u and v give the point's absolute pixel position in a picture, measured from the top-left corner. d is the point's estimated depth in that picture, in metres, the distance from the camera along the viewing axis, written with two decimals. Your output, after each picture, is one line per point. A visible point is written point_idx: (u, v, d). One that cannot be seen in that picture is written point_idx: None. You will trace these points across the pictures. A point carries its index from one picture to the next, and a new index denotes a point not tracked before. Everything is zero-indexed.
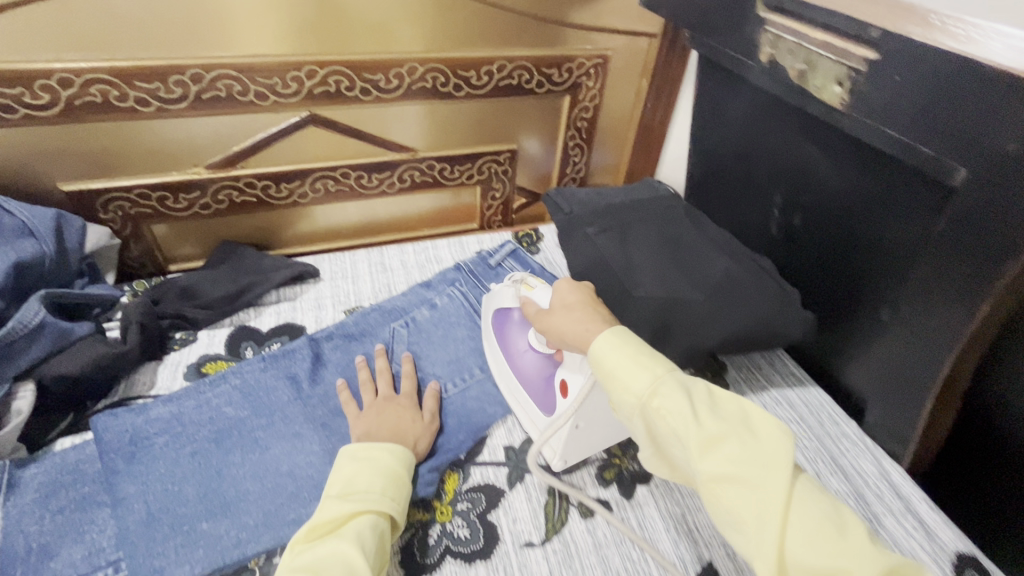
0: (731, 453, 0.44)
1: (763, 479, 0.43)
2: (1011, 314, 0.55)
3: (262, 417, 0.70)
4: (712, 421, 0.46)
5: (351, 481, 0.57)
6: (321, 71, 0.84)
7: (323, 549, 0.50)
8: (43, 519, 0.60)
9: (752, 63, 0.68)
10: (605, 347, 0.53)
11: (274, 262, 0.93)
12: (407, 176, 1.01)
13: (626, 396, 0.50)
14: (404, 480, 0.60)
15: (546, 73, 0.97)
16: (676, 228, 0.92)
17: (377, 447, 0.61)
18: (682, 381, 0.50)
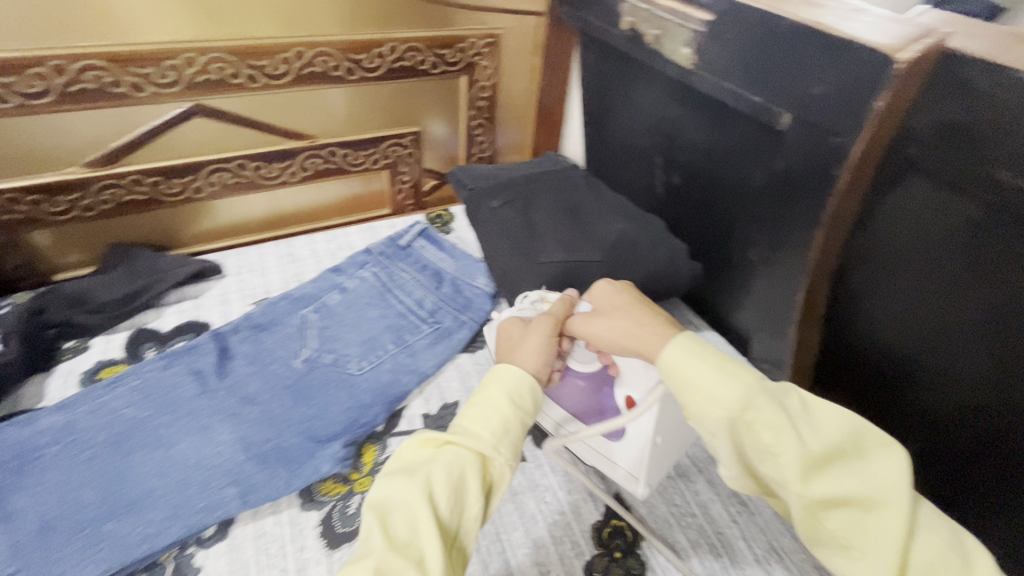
0: (844, 474, 0.45)
1: (885, 502, 0.43)
2: (892, 253, 0.60)
3: (166, 414, 0.69)
4: (815, 442, 0.45)
5: (462, 416, 0.53)
6: (201, 59, 0.82)
7: (396, 484, 0.48)
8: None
9: (618, 32, 0.74)
10: (679, 354, 0.50)
11: (172, 260, 0.90)
12: (308, 164, 1.00)
13: (710, 413, 0.47)
14: (514, 422, 0.53)
15: (439, 53, 0.99)
16: (575, 196, 0.97)
17: (496, 379, 0.55)
18: (776, 396, 0.47)
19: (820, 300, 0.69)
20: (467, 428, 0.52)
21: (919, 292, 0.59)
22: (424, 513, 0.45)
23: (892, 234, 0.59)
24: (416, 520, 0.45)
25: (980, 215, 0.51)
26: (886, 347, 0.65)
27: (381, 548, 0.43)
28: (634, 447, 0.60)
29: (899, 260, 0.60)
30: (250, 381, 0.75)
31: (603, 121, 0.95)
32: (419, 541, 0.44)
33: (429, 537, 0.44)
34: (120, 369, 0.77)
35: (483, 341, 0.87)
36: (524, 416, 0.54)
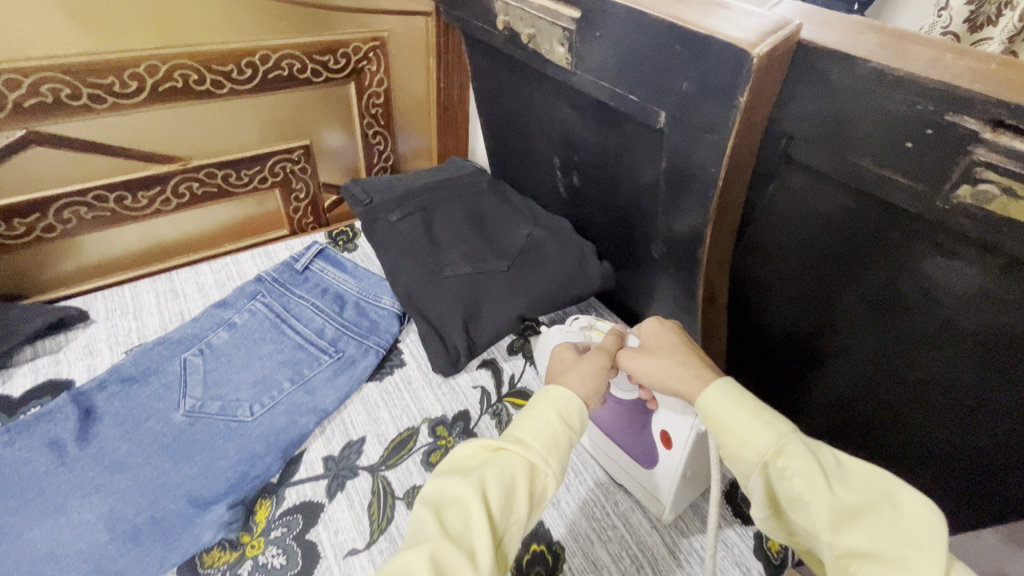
0: (873, 530, 0.42)
1: (910, 562, 0.40)
2: (783, 245, 0.60)
3: (12, 499, 0.61)
4: (845, 490, 0.44)
5: (515, 423, 0.53)
6: (26, 80, 0.71)
7: (449, 486, 0.48)
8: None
9: (496, 32, 0.70)
10: (718, 398, 0.50)
11: (23, 310, 0.78)
12: (183, 189, 0.91)
13: (743, 452, 0.47)
14: (566, 437, 0.51)
15: (320, 60, 0.92)
16: (480, 203, 0.94)
17: (548, 392, 0.55)
18: (809, 443, 0.47)
19: (721, 290, 0.69)
20: (523, 434, 0.51)
21: (806, 272, 0.59)
22: (476, 512, 0.45)
23: (783, 216, 0.58)
24: (470, 518, 0.45)
25: (855, 206, 0.51)
26: (786, 324, 0.65)
27: (434, 546, 0.43)
28: (664, 478, 0.61)
29: (790, 242, 0.59)
30: (118, 445, 0.67)
31: (501, 123, 0.91)
32: (472, 536, 0.44)
33: (481, 535, 0.44)
34: None
35: (393, 366, 0.81)
36: (577, 430, 0.53)
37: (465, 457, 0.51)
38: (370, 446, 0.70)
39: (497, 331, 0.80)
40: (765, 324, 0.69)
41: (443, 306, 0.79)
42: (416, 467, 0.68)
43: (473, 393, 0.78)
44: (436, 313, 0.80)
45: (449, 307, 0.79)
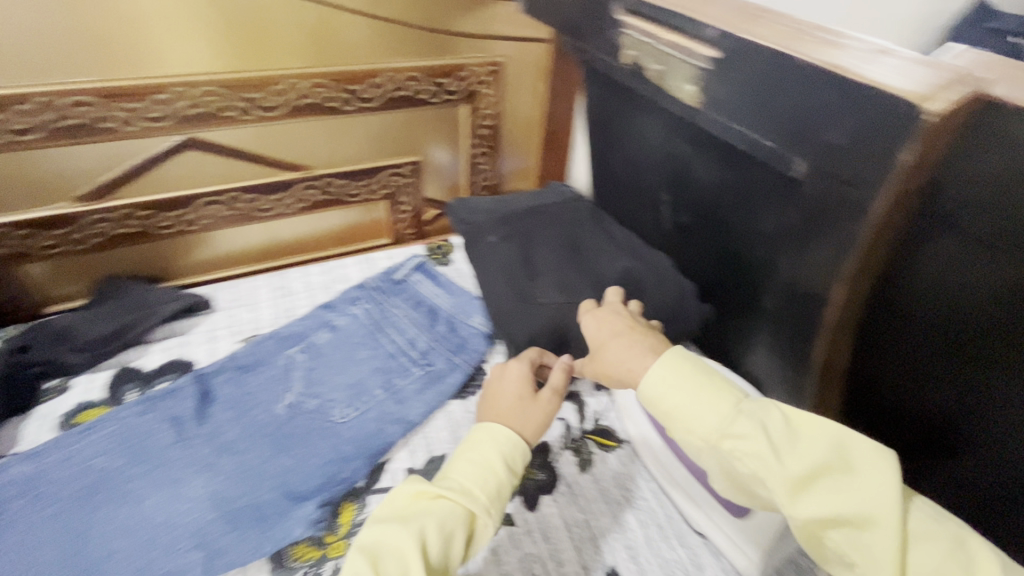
0: (830, 494, 0.42)
1: (873, 520, 0.41)
2: (926, 309, 0.54)
3: (139, 465, 0.67)
4: (794, 457, 0.44)
5: (454, 467, 0.54)
6: (191, 92, 0.80)
7: (388, 533, 0.47)
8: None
9: (619, 65, 0.69)
10: (658, 385, 0.51)
11: (162, 294, 0.88)
12: (304, 196, 0.98)
13: (690, 438, 0.49)
14: (505, 485, 0.53)
15: (439, 82, 0.95)
16: (578, 231, 0.93)
17: (485, 433, 0.57)
18: (755, 413, 0.47)
19: (841, 357, 0.63)
20: (463, 480, 0.52)
21: (941, 342, 0.54)
22: (418, 562, 0.44)
23: (927, 282, 0.52)
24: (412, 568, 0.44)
25: (1018, 280, 0.45)
26: (922, 396, 0.58)
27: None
28: (769, 524, 0.58)
29: (929, 310, 0.53)
30: (227, 429, 0.72)
31: (610, 152, 0.91)
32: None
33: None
34: (99, 413, 0.74)
35: (477, 386, 0.82)
36: (512, 475, 0.55)
37: (402, 501, 0.50)
38: None
39: None
40: (892, 396, 0.62)
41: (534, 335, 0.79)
42: None
43: (555, 426, 0.77)
44: (525, 338, 0.79)
45: (540, 334, 0.79)
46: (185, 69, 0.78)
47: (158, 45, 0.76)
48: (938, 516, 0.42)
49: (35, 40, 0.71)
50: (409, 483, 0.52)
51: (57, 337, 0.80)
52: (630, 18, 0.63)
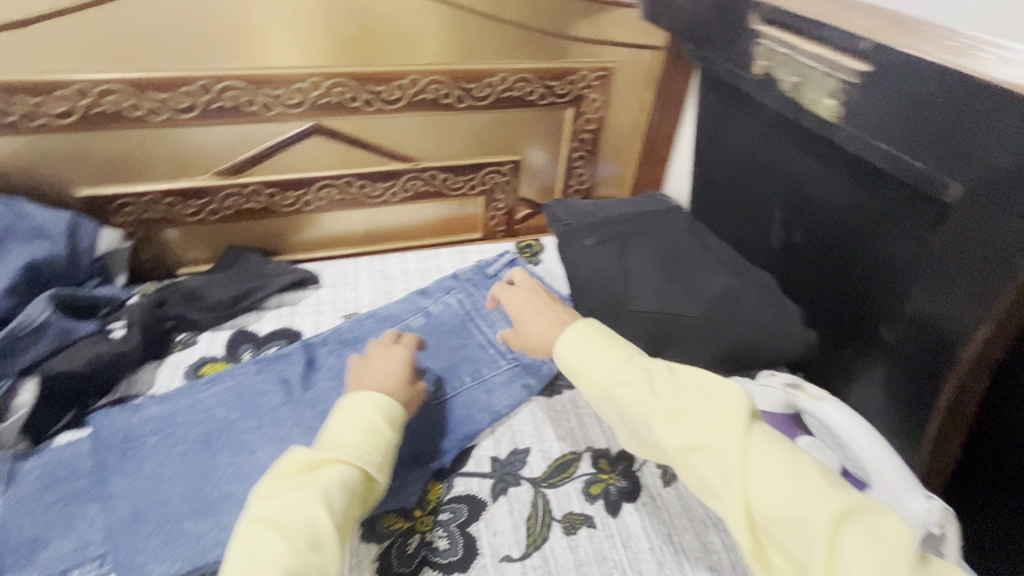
0: (692, 425, 0.47)
1: (723, 444, 0.46)
2: None
3: (252, 419, 0.73)
4: (668, 397, 0.50)
5: (330, 431, 0.57)
6: (326, 83, 0.86)
7: (288, 502, 0.50)
8: (38, 509, 0.61)
9: (747, 76, 0.68)
10: (574, 349, 0.56)
11: (278, 267, 0.95)
12: (410, 186, 1.03)
13: (591, 388, 0.54)
14: (382, 438, 0.58)
15: (549, 85, 0.97)
16: (677, 241, 0.91)
17: (358, 404, 0.59)
18: (643, 364, 0.53)
19: (971, 403, 0.59)
20: (349, 444, 0.56)
21: None
22: (321, 523, 0.49)
23: None
24: (315, 529, 0.48)
25: None
26: None
27: (283, 558, 0.45)
28: None
29: None
30: (329, 397, 0.77)
31: (721, 164, 0.88)
32: (320, 550, 0.48)
33: (330, 543, 0.49)
34: (219, 368, 0.81)
35: (564, 385, 0.82)
36: (396, 431, 0.60)
37: (292, 470, 0.53)
38: (534, 458, 0.72)
39: None
40: None
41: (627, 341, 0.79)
42: (576, 494, 0.68)
43: None
44: None
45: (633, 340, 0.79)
46: (289, 62, 0.83)
47: (301, 38, 0.82)
48: (775, 434, 0.48)
49: (202, 29, 0.78)
50: (287, 457, 0.54)
51: (188, 296, 0.88)
52: (767, 28, 0.62)
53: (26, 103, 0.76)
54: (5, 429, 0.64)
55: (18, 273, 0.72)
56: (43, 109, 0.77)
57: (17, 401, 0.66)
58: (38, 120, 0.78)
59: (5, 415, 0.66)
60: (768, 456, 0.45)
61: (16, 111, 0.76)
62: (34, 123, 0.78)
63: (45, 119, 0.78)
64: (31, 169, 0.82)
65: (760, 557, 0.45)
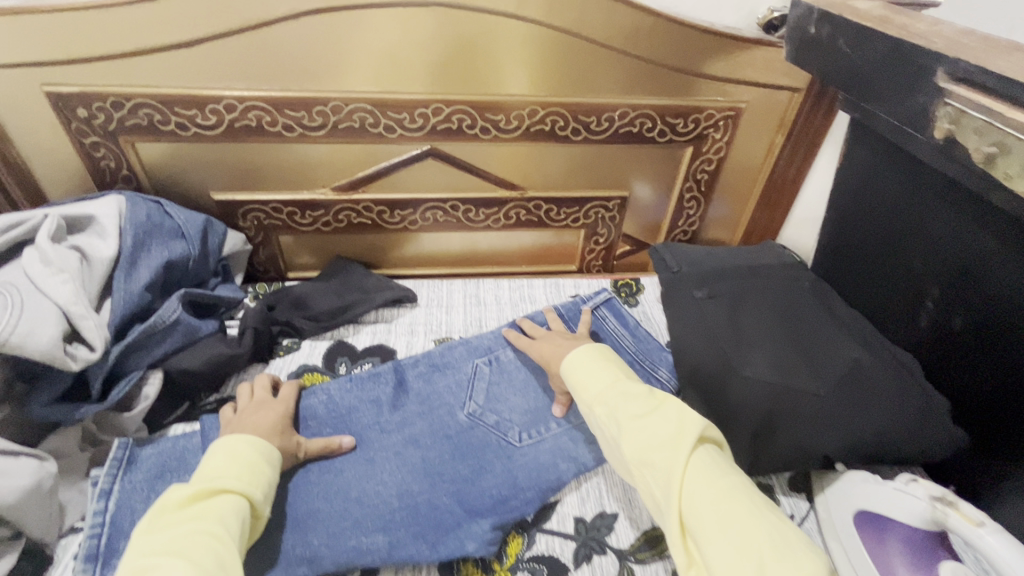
0: (644, 439, 0.57)
1: (664, 456, 0.55)
2: None
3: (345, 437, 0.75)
4: (635, 414, 0.60)
5: (210, 466, 0.59)
6: (446, 109, 0.86)
7: (176, 534, 0.50)
8: (150, 496, 0.63)
9: (922, 137, 0.59)
10: (576, 364, 0.70)
11: (378, 282, 0.97)
12: (513, 213, 1.02)
13: (585, 399, 0.67)
14: (261, 470, 0.61)
15: (670, 122, 0.92)
16: (797, 305, 0.83)
17: (230, 442, 0.62)
18: (624, 388, 0.64)
19: None
20: (233, 476, 0.58)
21: None
22: (218, 542, 0.50)
23: None
24: (217, 549, 0.50)
25: None
26: None
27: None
28: None
29: None
30: (415, 422, 0.77)
31: (861, 224, 0.81)
32: (228, 567, 0.49)
33: (235, 561, 0.50)
34: (318, 379, 0.83)
35: None
36: (273, 466, 0.63)
37: (173, 506, 0.53)
38: (621, 526, 0.67)
39: (784, 461, 0.70)
40: None
41: (734, 411, 0.72)
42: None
43: None
44: (723, 411, 0.73)
45: (742, 413, 0.72)
46: (356, 86, 0.83)
47: (428, 65, 0.82)
48: (715, 458, 0.55)
49: (333, 50, 0.79)
50: (164, 497, 0.54)
51: (296, 303, 0.92)
52: (957, 87, 0.53)
53: (177, 114, 0.81)
54: (130, 419, 0.68)
55: (156, 271, 0.75)
56: (194, 119, 0.82)
57: (145, 391, 0.70)
58: (186, 130, 0.83)
59: (132, 405, 0.69)
60: (703, 476, 0.52)
61: (172, 120, 0.82)
62: (182, 133, 0.83)
63: (193, 129, 0.83)
64: (178, 173, 0.88)
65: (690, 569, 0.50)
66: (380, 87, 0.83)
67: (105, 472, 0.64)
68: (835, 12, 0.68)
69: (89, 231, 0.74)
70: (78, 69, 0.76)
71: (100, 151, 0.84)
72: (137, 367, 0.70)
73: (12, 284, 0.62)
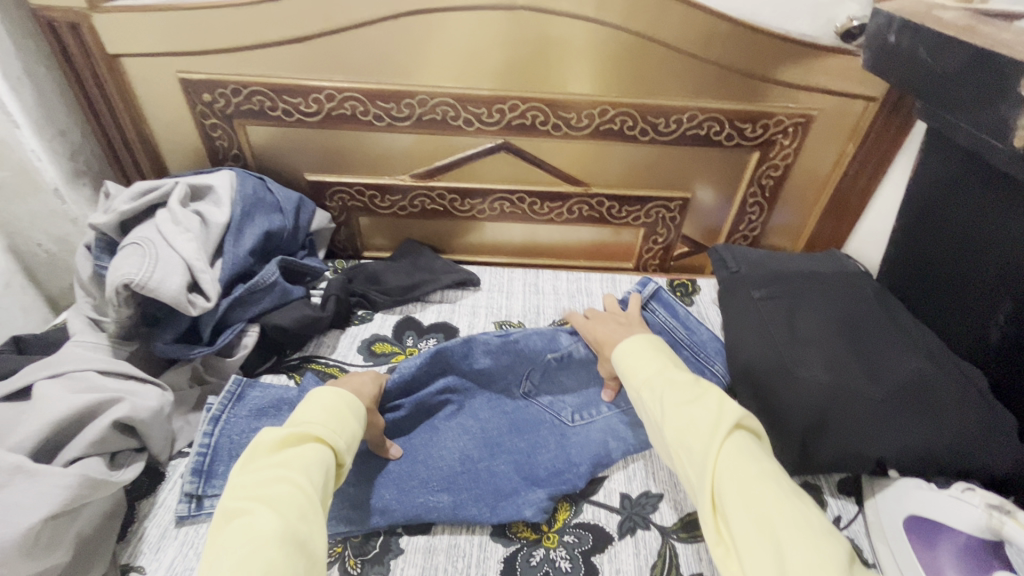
0: (682, 423, 0.58)
1: (698, 440, 0.56)
2: None
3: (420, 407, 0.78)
4: (678, 401, 0.60)
5: (301, 415, 0.62)
6: (523, 106, 0.92)
7: (265, 480, 0.53)
8: (245, 431, 0.71)
9: (1001, 145, 0.59)
10: (627, 351, 0.71)
11: (445, 265, 1.04)
12: (576, 209, 1.06)
13: (632, 381, 0.68)
14: (347, 421, 0.63)
15: (739, 127, 0.94)
16: (861, 313, 0.83)
17: (323, 395, 0.65)
18: (669, 376, 0.65)
19: None
20: (321, 424, 0.60)
21: None
22: (302, 493, 0.52)
23: None
24: (301, 501, 0.52)
25: None
26: None
27: (276, 524, 0.48)
28: None
29: None
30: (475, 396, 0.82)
31: (933, 235, 0.80)
32: (309, 519, 0.51)
33: (316, 513, 0.52)
34: (388, 348, 0.90)
35: None
36: (358, 419, 0.65)
37: (267, 449, 0.57)
38: (665, 507, 0.70)
39: (835, 462, 0.71)
40: None
41: (788, 409, 0.73)
42: (707, 556, 0.65)
43: None
44: (775, 409, 0.74)
45: (795, 411, 0.73)
46: (439, 81, 0.90)
47: (508, 64, 0.89)
48: (755, 445, 0.56)
49: (424, 48, 0.87)
50: (260, 438, 0.58)
51: (371, 279, 1.00)
52: None
53: (285, 102, 0.91)
54: (231, 363, 0.78)
55: (259, 238, 0.84)
56: (298, 107, 0.92)
57: (244, 340, 0.80)
58: (290, 116, 0.93)
59: (233, 352, 0.79)
60: (735, 460, 0.53)
61: (280, 107, 0.92)
62: (287, 118, 0.93)
63: (297, 115, 0.93)
64: (280, 154, 0.99)
65: (719, 545, 0.51)
66: (460, 83, 0.90)
67: (219, 400, 0.72)
68: (917, 21, 0.69)
69: (207, 200, 0.84)
70: (208, 59, 0.87)
71: (216, 133, 0.95)
72: (239, 319, 0.80)
73: (148, 239, 0.73)
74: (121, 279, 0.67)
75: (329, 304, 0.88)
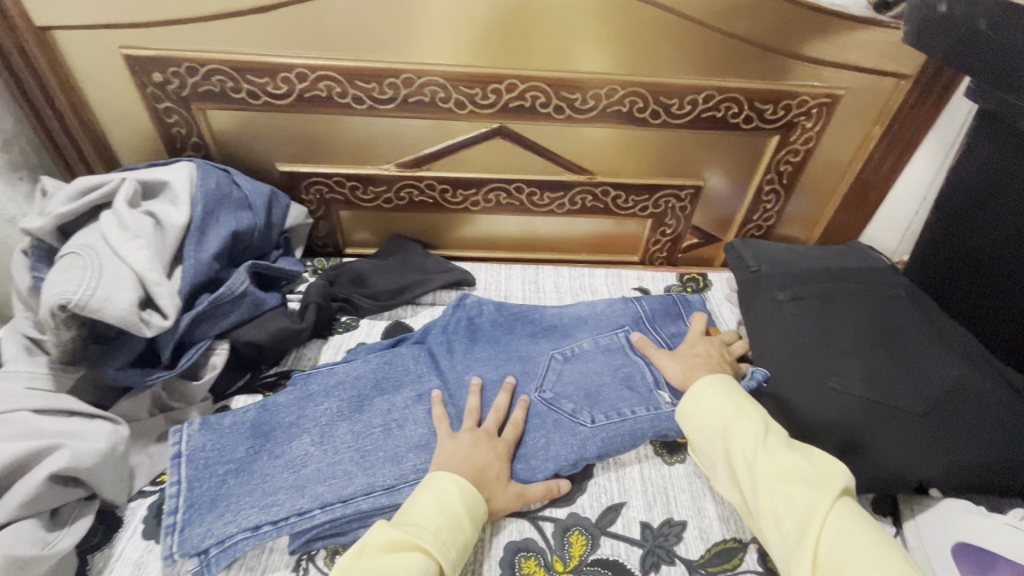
0: (789, 474, 0.53)
1: (808, 495, 0.51)
2: None
3: (404, 394, 0.72)
4: (780, 450, 0.56)
5: (418, 512, 0.55)
6: (521, 86, 0.82)
7: None
8: (215, 449, 0.64)
9: None
10: (705, 386, 0.64)
11: (438, 264, 0.94)
12: (578, 200, 0.98)
13: (710, 418, 0.61)
14: (460, 530, 0.55)
15: (759, 108, 0.86)
16: (892, 313, 0.76)
17: (440, 486, 0.57)
18: (762, 421, 0.60)
19: None
20: (430, 531, 0.53)
21: None
22: None
23: None
24: None
25: None
26: None
27: None
28: None
29: None
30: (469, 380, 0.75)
31: (981, 228, 0.73)
32: None
33: None
34: None
35: None
36: (475, 527, 0.56)
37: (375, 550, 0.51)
38: (691, 536, 0.63)
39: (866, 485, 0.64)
40: None
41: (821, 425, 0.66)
42: None
43: None
44: (807, 418, 0.67)
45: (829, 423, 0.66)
46: (425, 58, 0.79)
47: (504, 39, 0.78)
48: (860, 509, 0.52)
49: (407, 20, 0.76)
50: (371, 534, 0.53)
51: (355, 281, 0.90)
52: None
53: (249, 81, 0.80)
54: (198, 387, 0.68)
55: (224, 241, 0.73)
56: (265, 88, 0.80)
57: (213, 360, 0.71)
58: (256, 99, 0.82)
59: (199, 374, 0.70)
60: (851, 525, 0.49)
61: (243, 88, 0.80)
62: (253, 101, 0.82)
63: (264, 98, 0.82)
64: (247, 142, 0.88)
65: None
66: (449, 61, 0.80)
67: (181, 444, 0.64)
68: None
69: (161, 195, 0.73)
70: (157, 32, 0.75)
71: (171, 117, 0.84)
72: (205, 336, 0.71)
73: (91, 247, 0.62)
74: (55, 299, 0.56)
75: (308, 310, 0.79)
